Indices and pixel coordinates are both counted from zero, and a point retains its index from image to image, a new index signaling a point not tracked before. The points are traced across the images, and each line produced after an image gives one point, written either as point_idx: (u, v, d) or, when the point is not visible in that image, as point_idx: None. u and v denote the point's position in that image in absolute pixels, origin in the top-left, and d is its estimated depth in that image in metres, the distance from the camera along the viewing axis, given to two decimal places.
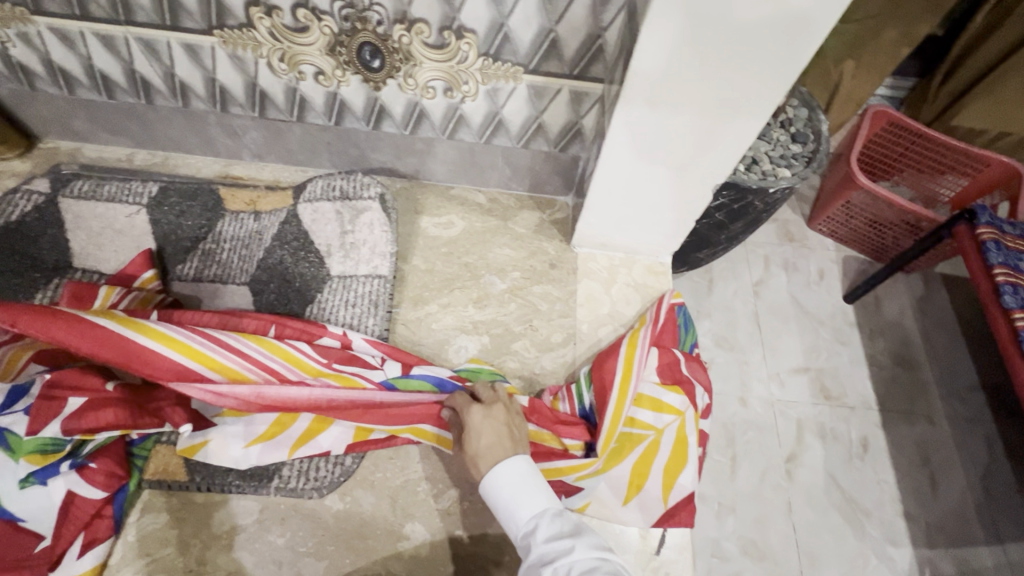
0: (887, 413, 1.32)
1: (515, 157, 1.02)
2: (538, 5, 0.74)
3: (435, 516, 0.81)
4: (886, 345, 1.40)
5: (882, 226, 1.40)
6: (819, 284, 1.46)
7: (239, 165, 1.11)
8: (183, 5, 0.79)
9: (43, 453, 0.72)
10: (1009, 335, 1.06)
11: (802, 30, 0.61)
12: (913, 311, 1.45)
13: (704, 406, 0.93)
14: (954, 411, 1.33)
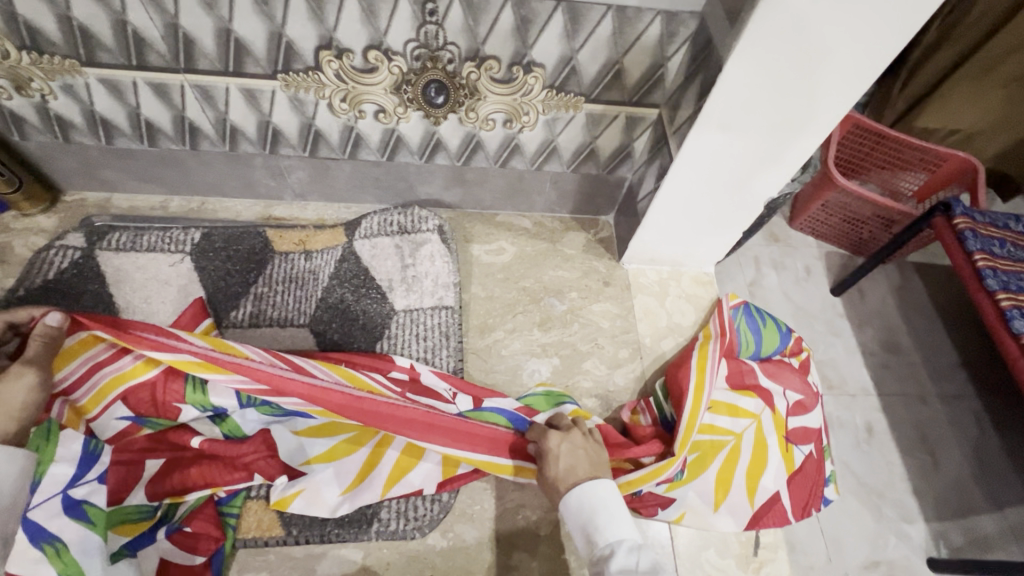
0: (886, 398, 1.40)
1: (563, 182, 1.05)
2: (608, 39, 0.77)
3: (526, 544, 0.81)
4: (874, 333, 1.50)
5: (857, 222, 1.50)
6: (806, 281, 1.54)
7: (280, 206, 1.09)
8: (250, 52, 0.78)
9: (131, 523, 0.71)
10: (995, 315, 1.16)
11: (869, 58, 0.65)
12: (908, 300, 1.56)
13: (791, 405, 0.95)
14: (942, 390, 1.43)
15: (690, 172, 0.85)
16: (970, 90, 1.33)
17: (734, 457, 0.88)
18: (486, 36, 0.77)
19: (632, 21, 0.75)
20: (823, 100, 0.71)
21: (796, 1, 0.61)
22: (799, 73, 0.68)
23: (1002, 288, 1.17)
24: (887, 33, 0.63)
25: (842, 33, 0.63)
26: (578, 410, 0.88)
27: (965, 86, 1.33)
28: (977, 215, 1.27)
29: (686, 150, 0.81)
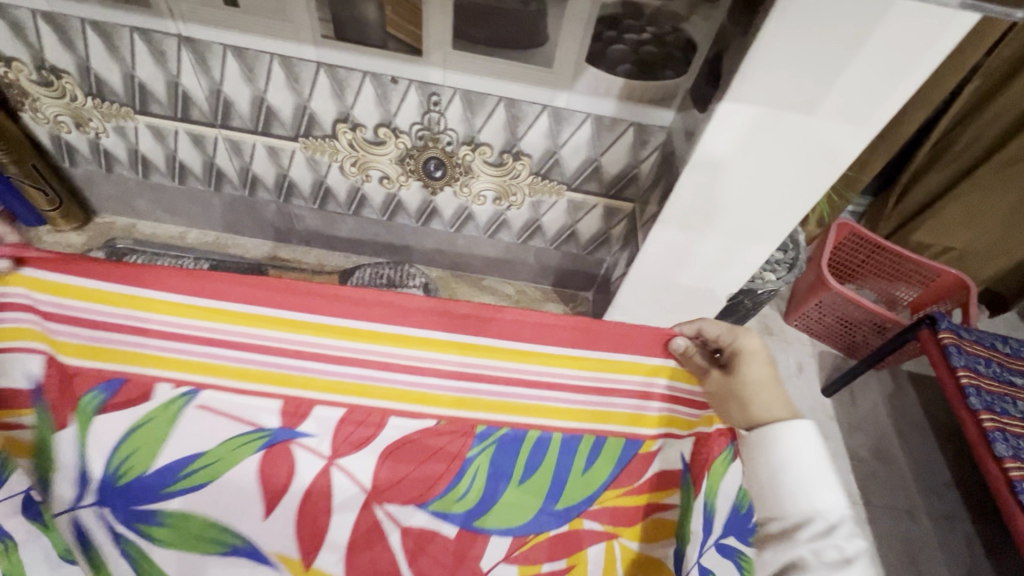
0: (873, 508, 1.38)
1: (546, 256, 1.14)
2: (587, 140, 0.88)
3: None
4: (864, 439, 1.49)
5: (851, 325, 1.52)
6: (796, 377, 1.56)
7: (286, 247, 1.19)
8: (278, 117, 0.90)
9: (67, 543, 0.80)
10: (977, 435, 1.16)
11: (821, 166, 0.71)
12: (900, 409, 1.56)
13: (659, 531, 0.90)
14: (932, 507, 1.41)
15: (661, 262, 0.92)
16: (957, 210, 1.38)
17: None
18: (482, 127, 0.88)
19: (608, 128, 0.85)
20: (779, 204, 0.78)
21: (748, 119, 0.67)
22: (748, 191, 0.77)
23: (984, 408, 1.17)
24: (823, 158, 0.70)
25: (780, 161, 0.72)
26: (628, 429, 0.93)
27: (953, 207, 1.37)
28: (964, 332, 1.29)
29: (654, 244, 0.88)
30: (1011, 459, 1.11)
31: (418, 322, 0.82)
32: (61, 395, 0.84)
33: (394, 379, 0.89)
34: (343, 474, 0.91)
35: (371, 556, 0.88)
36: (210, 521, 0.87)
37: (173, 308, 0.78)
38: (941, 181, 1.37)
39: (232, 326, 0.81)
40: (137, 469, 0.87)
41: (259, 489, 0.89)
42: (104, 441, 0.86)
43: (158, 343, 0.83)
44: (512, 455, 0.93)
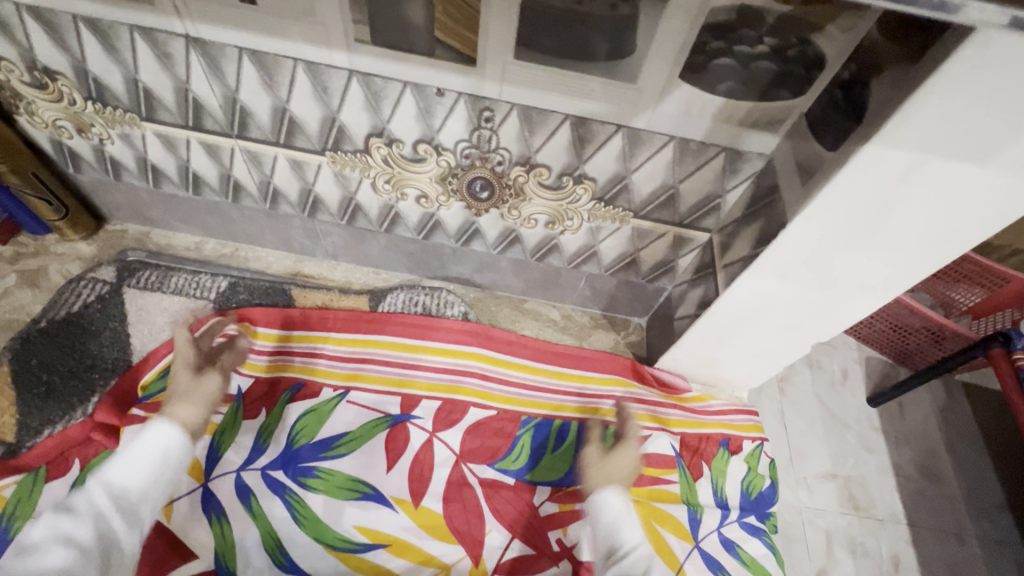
0: (920, 529, 1.21)
1: (600, 282, 1.02)
2: (667, 165, 0.73)
3: None
4: (912, 455, 1.30)
5: (903, 330, 1.32)
6: (841, 386, 1.36)
7: (310, 262, 1.08)
8: (303, 129, 0.78)
9: None
10: None
11: (971, 229, 0.57)
12: (952, 422, 1.35)
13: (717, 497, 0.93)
14: (983, 531, 1.23)
15: (742, 307, 0.79)
16: None
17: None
18: (541, 147, 0.74)
19: (694, 153, 0.71)
20: (904, 262, 0.64)
21: (888, 168, 0.53)
22: (871, 244, 0.62)
23: None
24: (975, 219, 0.56)
25: (920, 214, 0.57)
26: (686, 423, 0.98)
27: None
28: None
29: (738, 290, 0.75)
30: None
31: (500, 341, 0.99)
32: (257, 394, 0.91)
33: (466, 377, 0.96)
34: (443, 447, 0.90)
35: (462, 501, 0.86)
36: (350, 475, 0.86)
37: (330, 338, 0.97)
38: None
39: (372, 341, 0.97)
40: (307, 434, 0.89)
41: (386, 451, 0.88)
42: (287, 422, 0.89)
43: (298, 360, 0.95)
44: (545, 431, 0.94)
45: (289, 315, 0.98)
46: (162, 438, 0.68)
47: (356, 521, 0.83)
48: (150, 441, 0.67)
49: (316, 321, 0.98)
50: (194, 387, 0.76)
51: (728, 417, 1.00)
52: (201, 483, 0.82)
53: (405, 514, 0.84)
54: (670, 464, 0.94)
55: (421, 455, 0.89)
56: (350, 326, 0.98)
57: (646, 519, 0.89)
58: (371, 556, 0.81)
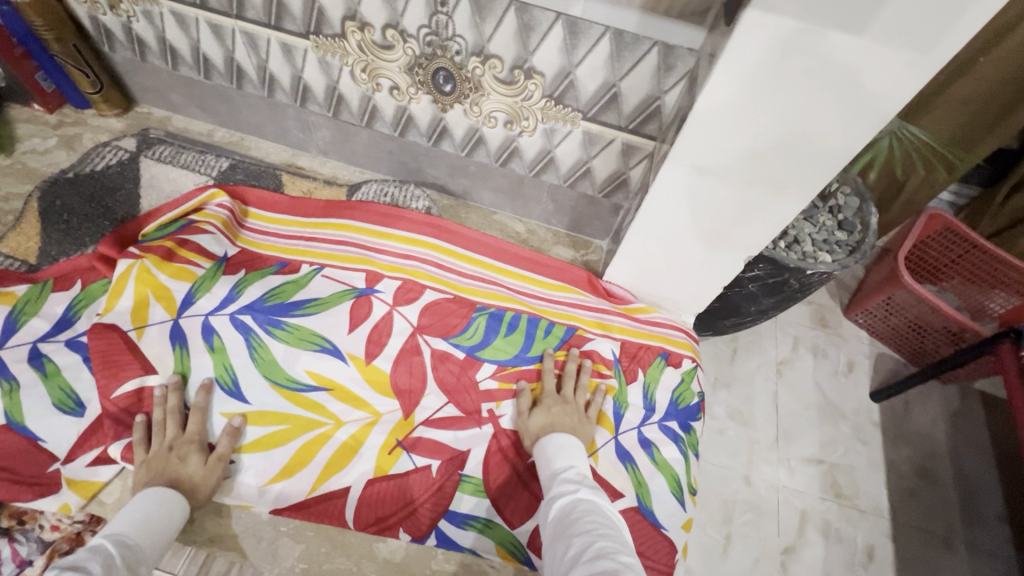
0: (903, 529, 1.15)
1: (561, 195, 1.07)
2: (606, 60, 0.78)
3: (555, 411, 0.88)
4: (910, 455, 1.23)
5: (923, 330, 1.25)
6: (845, 378, 1.31)
7: (304, 156, 1.19)
8: (289, 10, 0.87)
9: (61, 391, 0.83)
10: None
11: (867, 108, 0.60)
12: (962, 432, 1.26)
13: (642, 400, 0.96)
14: (976, 539, 1.15)
15: (674, 210, 0.83)
16: None
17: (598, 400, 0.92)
18: (492, 36, 0.80)
19: (630, 46, 0.75)
20: (809, 153, 0.67)
21: (767, 41, 0.57)
22: (776, 133, 0.66)
23: None
24: (865, 98, 0.59)
25: (815, 97, 0.60)
26: (627, 330, 1.03)
27: None
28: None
29: (664, 186, 0.79)
30: None
31: (461, 237, 1.07)
32: (242, 259, 1.01)
33: (425, 264, 1.03)
34: (401, 319, 0.98)
35: (409, 365, 0.94)
36: (314, 330, 0.94)
37: (310, 225, 1.08)
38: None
39: (345, 225, 1.07)
40: (286, 295, 0.97)
41: (349, 315, 0.96)
42: (265, 285, 0.97)
43: (280, 239, 1.06)
44: (497, 320, 1.00)
45: (279, 201, 1.10)
46: (158, 497, 0.73)
47: (308, 367, 0.92)
48: (144, 505, 0.72)
49: (300, 208, 1.09)
50: (159, 459, 0.79)
51: (669, 330, 1.04)
52: (174, 318, 0.90)
53: (354, 368, 0.93)
54: (607, 364, 0.98)
55: (381, 323, 0.97)
56: (330, 211, 1.08)
57: (573, 409, 0.93)
58: (313, 397, 0.90)
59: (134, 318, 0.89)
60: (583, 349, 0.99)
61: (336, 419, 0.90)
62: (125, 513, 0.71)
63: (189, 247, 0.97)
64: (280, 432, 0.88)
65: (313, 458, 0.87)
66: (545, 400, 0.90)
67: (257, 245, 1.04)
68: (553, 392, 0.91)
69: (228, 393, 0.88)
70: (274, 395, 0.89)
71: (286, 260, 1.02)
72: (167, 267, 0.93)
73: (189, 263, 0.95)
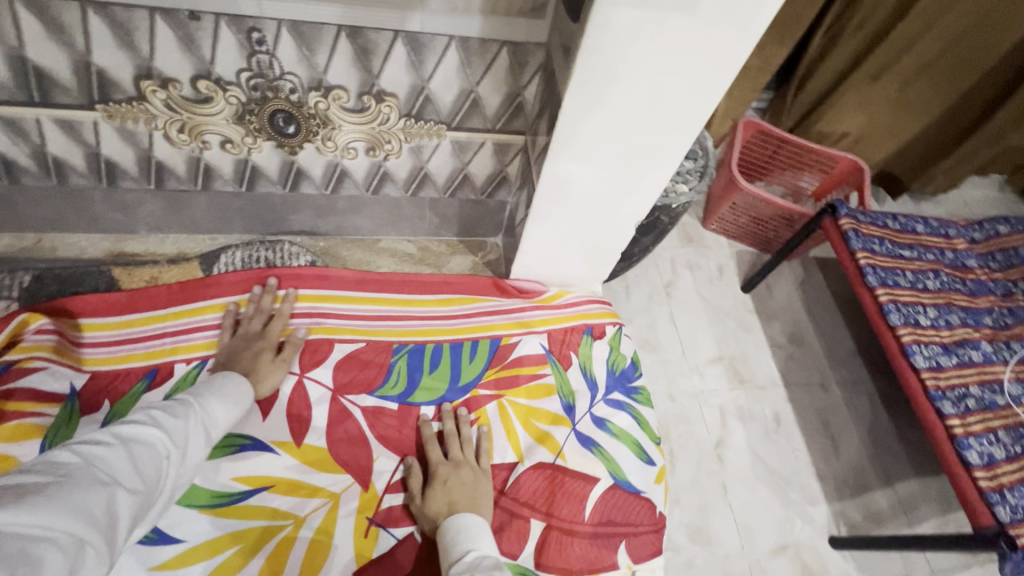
0: (793, 387, 1.34)
1: (444, 206, 1.03)
2: (457, 69, 0.75)
3: (455, 483, 0.83)
4: (782, 326, 1.43)
5: (763, 222, 1.43)
6: (719, 281, 1.46)
7: (133, 240, 0.97)
8: (57, 82, 0.70)
9: None
10: (874, 308, 1.08)
11: (712, 74, 0.64)
12: (812, 295, 1.49)
13: (586, 380, 1.00)
14: (842, 375, 1.38)
15: (563, 200, 0.85)
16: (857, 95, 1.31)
17: (486, 445, 0.90)
18: (328, 66, 0.72)
19: (477, 51, 0.73)
20: (672, 123, 0.71)
21: (616, 31, 0.58)
22: (642, 112, 0.69)
23: (880, 283, 1.08)
24: (711, 66, 0.63)
25: (668, 74, 0.64)
26: (551, 318, 1.05)
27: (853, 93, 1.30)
28: (858, 215, 1.17)
29: (549, 182, 0.80)
30: (903, 326, 1.05)
31: (357, 277, 0.99)
32: (97, 387, 0.84)
33: (329, 317, 0.96)
34: (316, 385, 0.90)
35: (346, 432, 0.88)
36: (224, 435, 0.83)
37: (167, 317, 0.91)
38: (841, 60, 1.26)
39: (217, 303, 0.92)
40: None
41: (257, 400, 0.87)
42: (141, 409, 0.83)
43: (137, 344, 0.88)
44: (419, 354, 0.97)
45: (119, 300, 0.90)
46: (229, 387, 0.79)
47: (235, 472, 0.81)
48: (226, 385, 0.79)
49: (148, 301, 0.91)
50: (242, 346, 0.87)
51: (586, 304, 1.08)
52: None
53: (289, 455, 0.84)
54: (541, 361, 1.00)
55: (294, 398, 0.88)
56: (189, 292, 0.92)
57: (524, 418, 0.96)
58: (255, 502, 0.80)
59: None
60: (512, 356, 1.00)
61: (294, 516, 0.80)
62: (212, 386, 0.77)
63: (19, 396, 0.79)
64: (235, 556, 0.76)
65: (284, 569, 0.77)
66: (438, 471, 0.84)
67: (114, 360, 0.87)
68: (442, 461, 0.85)
69: (152, 545, 0.74)
70: (209, 520, 0.78)
71: (158, 365, 0.87)
72: (2, 430, 0.76)
73: (28, 417, 0.78)
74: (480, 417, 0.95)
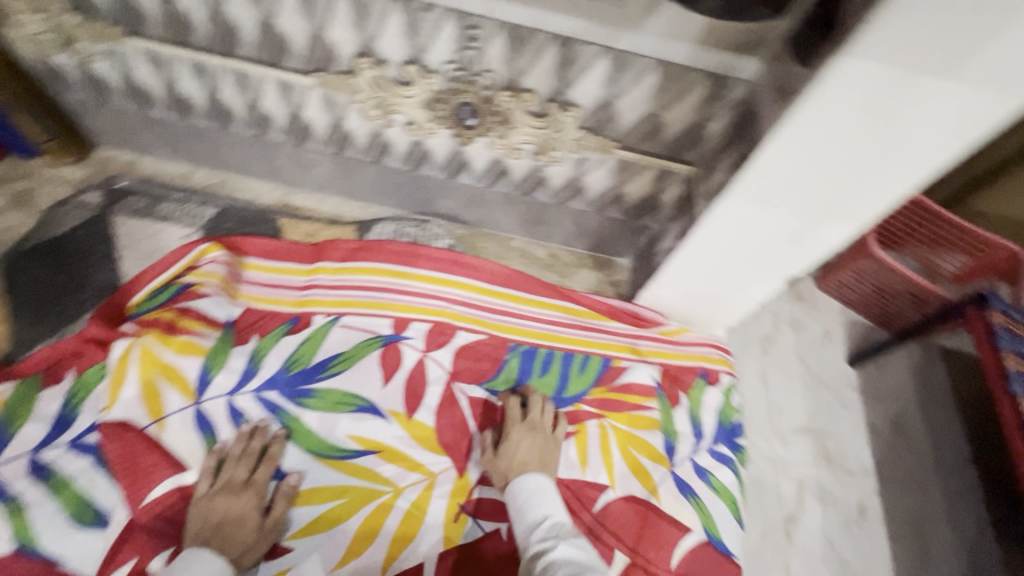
0: (891, 483, 1.15)
1: (584, 219, 1.03)
2: (651, 92, 0.75)
3: (525, 441, 0.84)
4: (887, 410, 1.22)
5: (886, 296, 1.22)
6: (826, 345, 1.28)
7: (299, 194, 1.07)
8: (289, 47, 0.78)
9: (77, 506, 0.73)
10: (1015, 422, 0.88)
11: (942, 143, 0.59)
12: (934, 385, 1.26)
13: (692, 424, 0.97)
14: (960, 483, 1.15)
15: (728, 238, 0.81)
16: None
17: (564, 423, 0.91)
18: (527, 70, 0.75)
19: (677, 78, 0.72)
20: (873, 185, 0.66)
21: (852, 83, 0.55)
22: (846, 168, 0.64)
23: None
24: (944, 136, 0.58)
25: (891, 136, 0.59)
26: (667, 353, 1.01)
27: None
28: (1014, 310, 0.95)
29: (714, 219, 0.78)
30: None
31: (486, 270, 1.00)
32: (250, 321, 0.90)
33: (454, 304, 0.96)
34: (435, 366, 0.93)
35: (451, 417, 0.90)
36: (346, 393, 0.88)
37: (310, 272, 0.96)
38: None
39: (357, 266, 0.96)
40: (305, 360, 0.89)
41: (381, 367, 0.90)
42: (281, 352, 0.89)
43: (281, 291, 0.94)
44: (531, 358, 0.97)
45: (278, 248, 0.96)
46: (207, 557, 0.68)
47: (350, 431, 0.86)
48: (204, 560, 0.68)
49: (296, 253, 0.97)
50: (221, 501, 0.74)
51: (706, 346, 1.03)
52: (193, 403, 0.82)
53: (398, 425, 0.88)
54: (649, 393, 0.98)
55: (414, 372, 0.91)
56: (336, 251, 0.97)
57: (623, 445, 0.94)
58: (362, 462, 0.85)
59: (148, 410, 0.80)
60: (621, 381, 0.98)
61: (394, 485, 0.84)
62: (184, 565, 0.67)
63: (190, 316, 0.87)
64: (338, 508, 0.81)
65: (378, 534, 0.81)
66: (511, 430, 0.86)
67: (265, 301, 0.93)
68: (518, 421, 0.87)
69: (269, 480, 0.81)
70: (320, 469, 0.83)
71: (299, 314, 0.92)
72: (171, 342, 0.84)
73: (192, 336, 0.85)
74: (578, 432, 0.94)
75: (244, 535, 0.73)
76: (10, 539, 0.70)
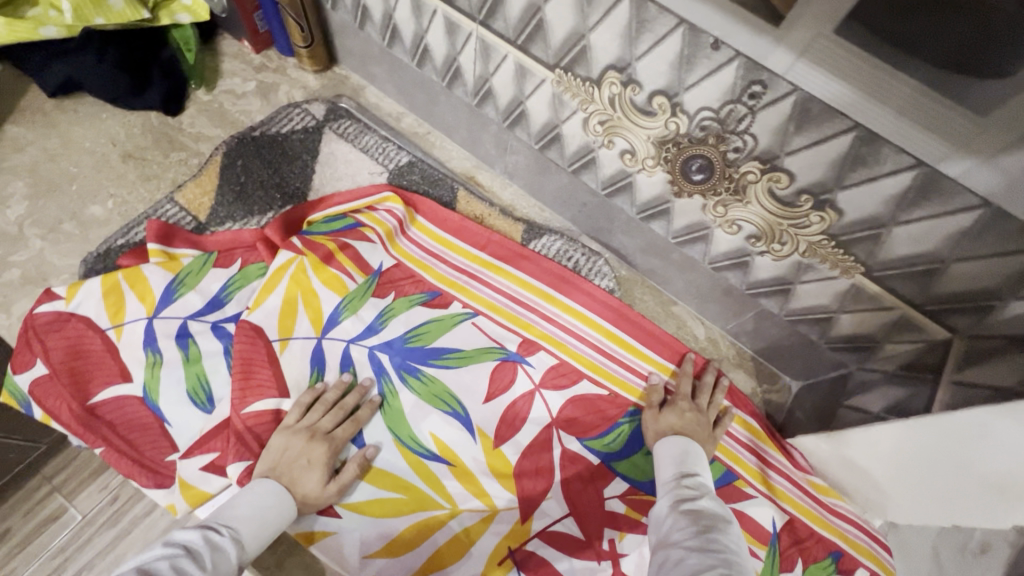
0: None
1: (769, 324, 0.87)
2: (949, 235, 0.57)
3: (682, 418, 0.80)
4: None
5: None
6: None
7: (486, 172, 1.05)
8: (545, 35, 0.72)
9: (195, 383, 0.79)
10: None
11: None
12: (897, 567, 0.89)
13: None
14: None
15: (953, 452, 0.62)
16: None
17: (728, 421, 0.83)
18: (797, 151, 0.61)
19: (1000, 234, 0.53)
20: None
21: None
22: None
23: None
24: None
25: None
26: (805, 509, 0.82)
27: None
28: None
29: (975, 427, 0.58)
30: None
31: (636, 326, 0.89)
32: (394, 278, 0.90)
33: (586, 347, 0.88)
34: (542, 405, 0.85)
35: (538, 459, 0.82)
36: (446, 389, 0.84)
37: (467, 255, 0.94)
38: None
39: (508, 270, 0.93)
40: (426, 340, 0.86)
41: (489, 381, 0.85)
42: (410, 319, 0.87)
43: (432, 262, 0.93)
44: None
45: (450, 219, 0.96)
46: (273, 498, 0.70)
47: (434, 430, 0.83)
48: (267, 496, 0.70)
49: (462, 232, 0.96)
50: (301, 442, 0.75)
51: (852, 526, 0.80)
52: (317, 337, 0.84)
53: (480, 447, 0.82)
54: (762, 538, 0.80)
55: (520, 401, 0.85)
56: (498, 247, 0.94)
57: None
58: (433, 467, 0.81)
59: (281, 325, 0.83)
60: (736, 506, 0.82)
61: (452, 504, 0.80)
62: (250, 495, 0.69)
63: (348, 253, 0.89)
64: (394, 501, 0.79)
65: (418, 546, 0.77)
66: (676, 402, 0.82)
67: (416, 264, 0.92)
68: (687, 397, 0.83)
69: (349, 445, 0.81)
70: (394, 452, 0.81)
71: (439, 292, 0.90)
72: (324, 271, 0.87)
73: (342, 274, 0.87)
74: None
75: (312, 486, 0.74)
76: (144, 385, 0.79)
